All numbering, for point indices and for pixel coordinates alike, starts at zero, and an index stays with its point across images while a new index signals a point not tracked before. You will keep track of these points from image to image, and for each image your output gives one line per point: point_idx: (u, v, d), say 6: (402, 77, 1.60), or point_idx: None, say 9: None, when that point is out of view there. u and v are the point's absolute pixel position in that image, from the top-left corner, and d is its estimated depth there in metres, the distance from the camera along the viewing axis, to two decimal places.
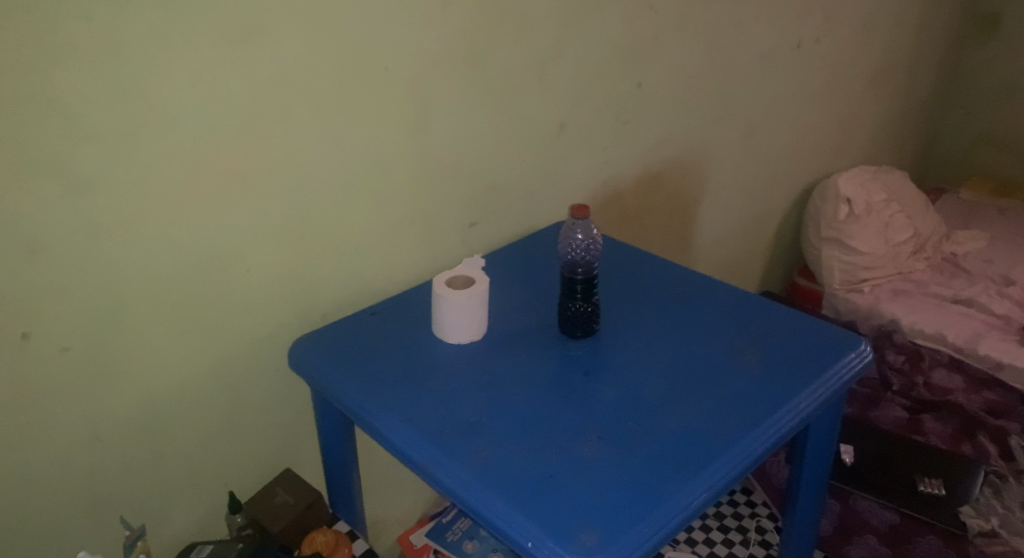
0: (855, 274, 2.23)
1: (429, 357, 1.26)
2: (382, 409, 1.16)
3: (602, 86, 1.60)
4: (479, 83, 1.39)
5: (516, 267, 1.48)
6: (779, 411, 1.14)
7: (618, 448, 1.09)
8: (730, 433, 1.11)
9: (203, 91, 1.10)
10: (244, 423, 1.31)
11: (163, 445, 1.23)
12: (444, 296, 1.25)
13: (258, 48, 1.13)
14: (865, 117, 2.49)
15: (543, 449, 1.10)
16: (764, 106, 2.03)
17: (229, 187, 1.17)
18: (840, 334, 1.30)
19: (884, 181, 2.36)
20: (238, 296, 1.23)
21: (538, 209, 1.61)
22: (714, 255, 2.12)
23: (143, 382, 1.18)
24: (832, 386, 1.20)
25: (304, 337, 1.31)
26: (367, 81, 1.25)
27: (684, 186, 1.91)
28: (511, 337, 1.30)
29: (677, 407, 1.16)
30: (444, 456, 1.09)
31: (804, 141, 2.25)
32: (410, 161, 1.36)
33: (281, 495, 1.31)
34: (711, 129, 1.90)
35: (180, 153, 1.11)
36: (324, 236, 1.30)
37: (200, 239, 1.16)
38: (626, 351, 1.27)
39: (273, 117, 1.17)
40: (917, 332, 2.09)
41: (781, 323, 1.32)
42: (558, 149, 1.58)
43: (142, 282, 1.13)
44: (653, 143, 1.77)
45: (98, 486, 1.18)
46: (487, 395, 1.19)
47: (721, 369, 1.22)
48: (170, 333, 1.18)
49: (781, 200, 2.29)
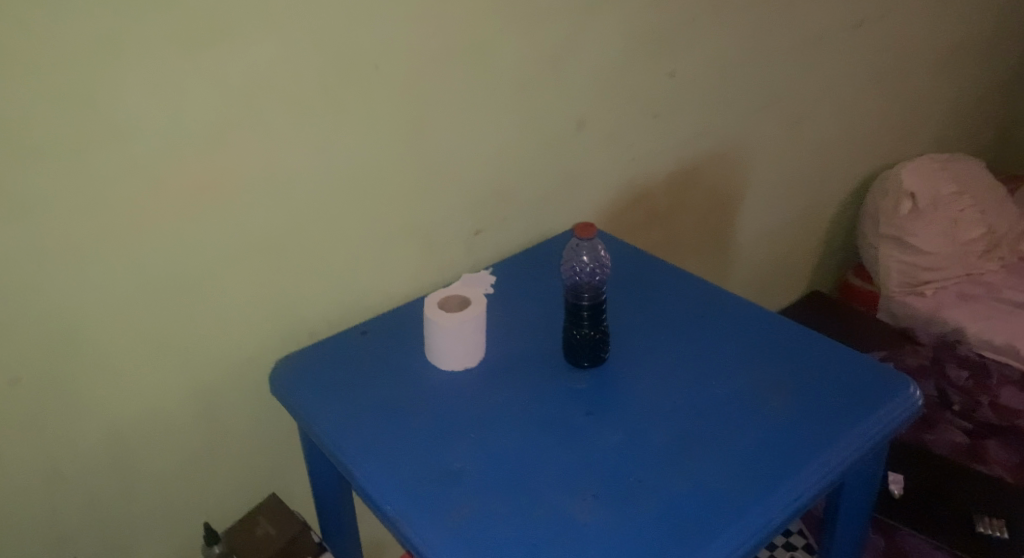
0: (916, 275, 2.02)
1: (417, 387, 1.14)
2: (359, 451, 1.05)
3: (628, 77, 1.44)
4: (483, 78, 1.25)
5: (523, 279, 1.34)
6: (803, 469, 0.99)
7: (616, 511, 0.96)
8: (745, 498, 0.96)
9: (165, 101, 0.99)
10: (223, 448, 1.22)
11: (132, 474, 1.14)
12: (433, 320, 1.14)
13: (227, 52, 1.01)
14: (938, 98, 2.24)
15: (530, 508, 0.97)
16: (817, 93, 1.84)
17: (202, 203, 1.06)
18: (886, 371, 1.13)
19: (955, 171, 2.13)
20: (212, 318, 1.13)
21: (554, 215, 1.47)
22: (758, 253, 1.95)
23: (110, 412, 1.09)
24: (871, 437, 1.04)
25: (287, 359, 1.20)
26: (355, 83, 1.13)
27: (723, 183, 1.74)
28: (510, 366, 1.17)
29: (689, 461, 1.01)
30: (420, 511, 0.97)
31: (863, 127, 2.04)
32: (405, 168, 1.23)
33: (262, 526, 1.23)
34: (755, 118, 1.72)
35: (139, 170, 1.00)
36: (308, 249, 1.19)
37: (166, 260, 1.06)
38: (637, 386, 1.12)
39: (247, 126, 1.06)
40: (984, 344, 1.89)
41: (818, 355, 1.16)
42: (578, 147, 1.43)
43: (100, 310, 1.04)
44: (686, 136, 1.60)
45: (64, 520, 1.11)
46: (474, 436, 1.06)
47: (743, 412, 1.07)
48: (137, 359, 1.09)
49: (836, 193, 2.09)
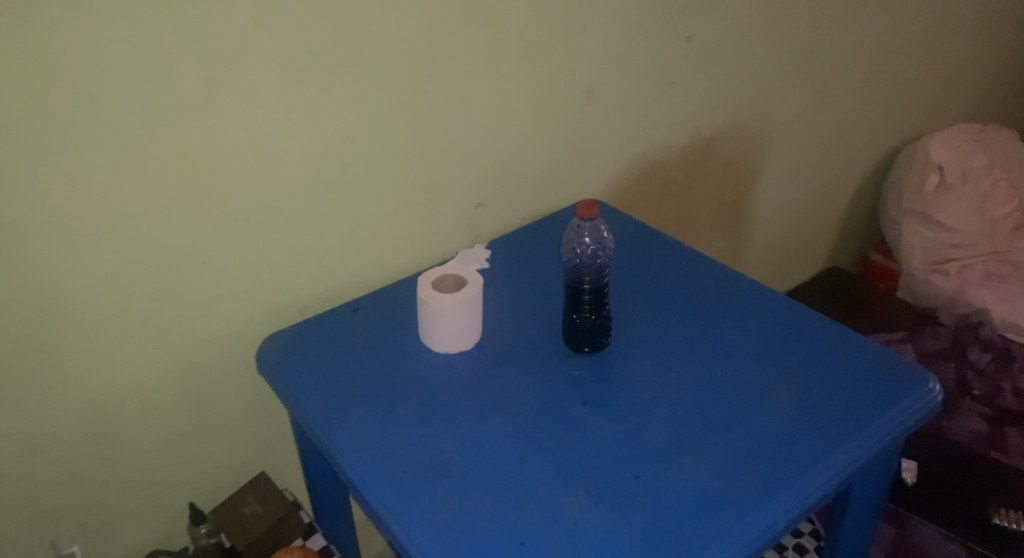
0: (940, 252, 1.94)
1: (410, 370, 1.10)
2: (343, 439, 1.01)
3: (643, 43, 1.36)
4: (488, 42, 1.18)
5: (525, 257, 1.29)
6: (809, 471, 0.94)
7: (609, 511, 0.91)
8: (747, 501, 0.91)
9: (140, 63, 0.93)
10: (211, 425, 1.19)
11: (116, 451, 1.11)
12: (428, 301, 1.08)
13: (209, 14, 0.95)
14: (973, 67, 2.14)
15: (519, 506, 0.92)
16: (844, 60, 1.74)
17: (182, 171, 1.01)
18: (902, 365, 1.06)
19: (986, 144, 2.03)
20: (197, 292, 1.09)
21: (560, 188, 1.40)
22: (776, 227, 1.87)
23: (89, 387, 1.05)
24: (884, 436, 0.98)
25: (275, 336, 1.16)
26: (348, 47, 1.06)
27: (741, 155, 1.66)
28: (506, 349, 1.12)
29: (689, 458, 0.96)
30: (404, 506, 0.93)
31: (892, 96, 1.94)
32: (402, 139, 1.17)
33: (251, 504, 1.20)
34: (777, 86, 1.64)
35: (114, 136, 0.95)
36: (299, 222, 1.13)
37: (147, 231, 1.01)
38: (639, 375, 1.07)
39: (230, 92, 1.00)
40: (1009, 326, 1.81)
41: (830, 346, 1.10)
42: (587, 117, 1.36)
43: (77, 282, 0.99)
44: (704, 106, 1.52)
45: (44, 498, 1.07)
46: (464, 425, 1.02)
47: (749, 407, 1.02)
48: (117, 334, 1.05)
49: (860, 166, 2.01)
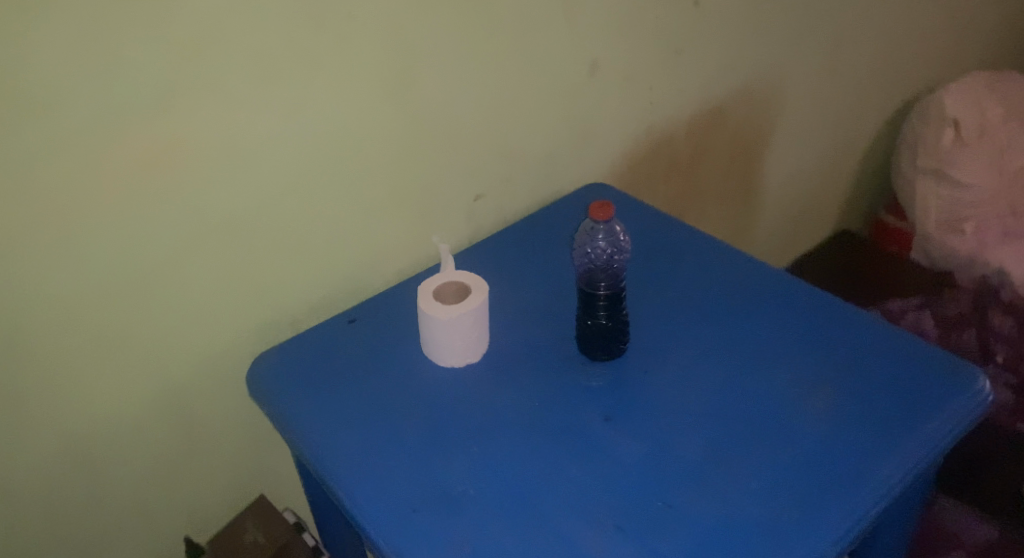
0: (956, 211, 1.84)
1: (415, 386, 1.01)
2: (344, 468, 0.92)
3: (650, 9, 1.25)
4: (484, 20, 1.07)
5: (530, 252, 1.20)
6: (857, 489, 0.86)
7: (640, 543, 0.83)
8: (790, 526, 0.83)
9: (97, 63, 0.83)
10: (202, 448, 1.11)
11: (99, 482, 1.03)
12: (428, 313, 0.99)
13: (172, 7, 0.84)
14: (987, 14, 2.03)
15: (541, 542, 0.84)
16: (857, 12, 1.63)
17: (151, 179, 0.91)
18: (951, 365, 0.98)
19: (1003, 92, 1.91)
20: (177, 310, 0.99)
21: (563, 170, 1.30)
22: (786, 193, 1.78)
23: (64, 420, 0.97)
24: (936, 446, 0.90)
25: (266, 355, 1.07)
26: (332, 36, 0.95)
27: (751, 121, 1.56)
28: (517, 359, 1.04)
29: (724, 478, 0.88)
30: (414, 544, 0.85)
31: (905, 48, 1.84)
32: (393, 131, 1.07)
33: (251, 532, 1.11)
34: (788, 45, 1.53)
35: (70, 146, 0.85)
36: (283, 231, 1.04)
37: (116, 247, 0.92)
38: (661, 382, 0.99)
39: (200, 91, 0.89)
40: None
41: (871, 345, 1.02)
42: (591, 93, 1.26)
43: (41, 307, 0.90)
44: (713, 73, 1.42)
45: (25, 537, 1.00)
46: (476, 449, 0.93)
47: (785, 416, 0.94)
48: (92, 360, 0.96)
49: (871, 123, 1.91)
